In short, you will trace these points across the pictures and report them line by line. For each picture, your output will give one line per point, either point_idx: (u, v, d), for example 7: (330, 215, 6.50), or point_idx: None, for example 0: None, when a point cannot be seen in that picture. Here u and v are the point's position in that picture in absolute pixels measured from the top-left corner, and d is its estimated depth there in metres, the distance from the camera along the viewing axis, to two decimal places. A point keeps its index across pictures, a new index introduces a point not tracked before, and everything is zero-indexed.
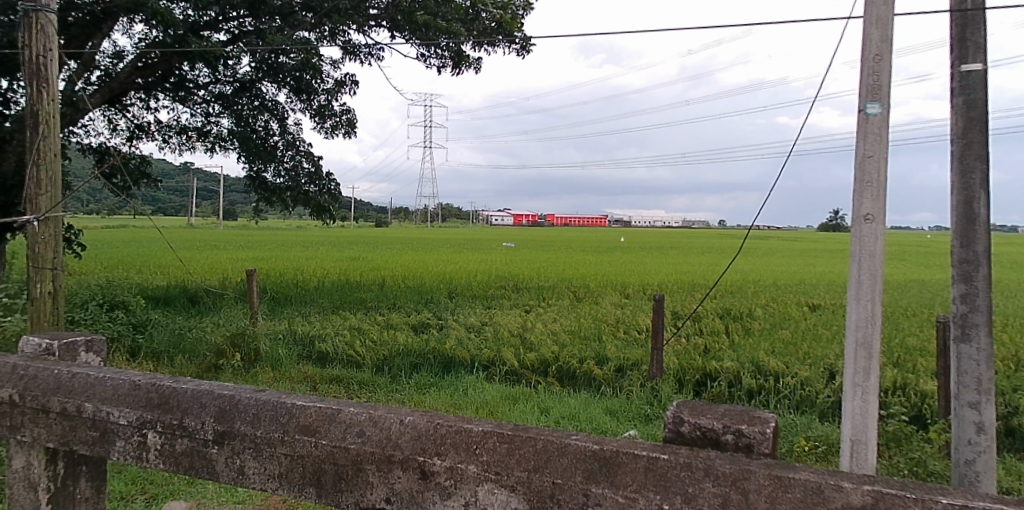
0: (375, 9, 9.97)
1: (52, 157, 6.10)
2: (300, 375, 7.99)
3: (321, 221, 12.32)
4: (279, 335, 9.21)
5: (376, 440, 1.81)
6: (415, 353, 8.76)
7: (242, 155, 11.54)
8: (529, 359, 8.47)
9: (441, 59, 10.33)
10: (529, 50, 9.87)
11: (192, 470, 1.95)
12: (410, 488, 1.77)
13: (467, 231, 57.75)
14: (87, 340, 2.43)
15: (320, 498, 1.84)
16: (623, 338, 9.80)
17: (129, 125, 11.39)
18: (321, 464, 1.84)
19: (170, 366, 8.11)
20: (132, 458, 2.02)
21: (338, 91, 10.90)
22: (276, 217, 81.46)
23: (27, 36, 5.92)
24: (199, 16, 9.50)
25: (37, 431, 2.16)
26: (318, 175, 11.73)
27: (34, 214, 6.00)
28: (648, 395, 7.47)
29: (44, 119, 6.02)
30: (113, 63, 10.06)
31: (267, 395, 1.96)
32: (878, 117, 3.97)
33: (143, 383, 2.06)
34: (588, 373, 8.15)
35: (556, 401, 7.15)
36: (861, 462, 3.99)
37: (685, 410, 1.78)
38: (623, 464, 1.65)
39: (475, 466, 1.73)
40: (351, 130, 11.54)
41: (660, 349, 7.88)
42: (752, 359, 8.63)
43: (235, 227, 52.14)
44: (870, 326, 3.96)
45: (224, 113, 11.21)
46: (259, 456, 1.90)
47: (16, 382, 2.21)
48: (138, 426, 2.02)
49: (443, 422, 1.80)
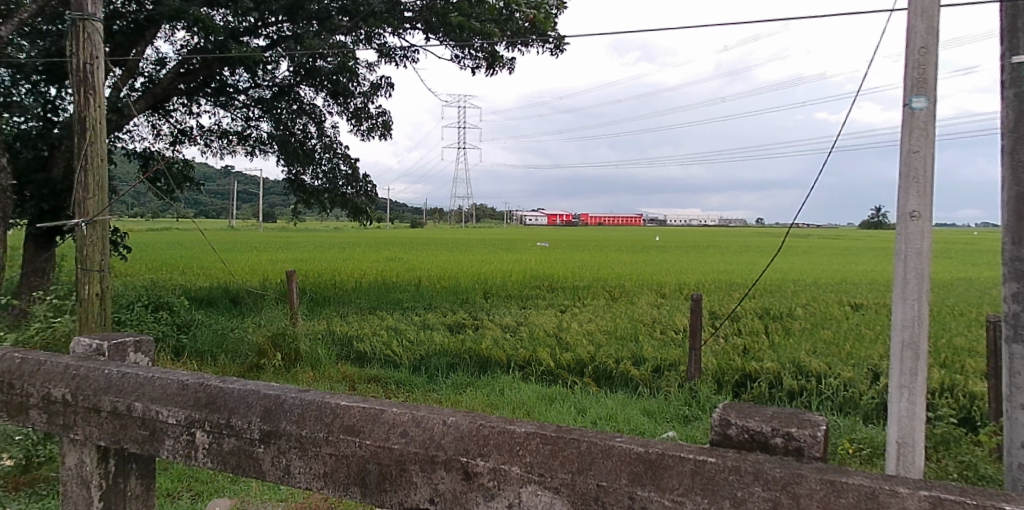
0: (410, 11, 10.05)
1: (99, 162, 6.26)
2: (339, 375, 8.09)
3: (358, 222, 12.39)
4: (318, 334, 9.34)
5: (419, 441, 1.82)
6: (452, 353, 8.81)
7: (281, 158, 11.72)
8: (565, 359, 8.45)
9: (474, 60, 10.38)
10: (563, 49, 9.87)
11: (239, 469, 1.98)
12: (454, 488, 1.77)
13: (501, 232, 57.87)
14: (135, 341, 2.48)
15: (365, 498, 1.85)
16: (660, 338, 9.71)
17: (171, 130, 11.68)
18: (366, 464, 1.85)
19: (214, 365, 8.29)
20: (181, 456, 2.06)
21: (374, 94, 11.03)
22: (314, 219, 82.71)
23: (74, 44, 6.10)
24: (239, 22, 9.69)
25: (89, 430, 2.21)
26: (355, 178, 11.87)
27: (82, 217, 6.17)
28: (686, 396, 7.39)
29: (91, 126, 6.19)
30: (156, 69, 10.32)
31: (312, 396, 1.98)
32: (924, 111, 3.86)
33: (191, 383, 2.10)
34: (625, 373, 8.10)
35: (593, 401, 7.12)
36: (908, 465, 3.89)
37: (733, 412, 1.75)
38: (669, 467, 1.63)
39: (518, 468, 1.72)
40: (387, 133, 11.65)
41: (699, 349, 7.78)
42: (794, 359, 8.48)
43: (274, 229, 53.19)
44: (917, 325, 3.85)
45: (264, 117, 11.41)
46: (305, 455, 1.91)
47: (68, 382, 2.25)
48: (187, 425, 2.05)
49: (486, 423, 1.80)
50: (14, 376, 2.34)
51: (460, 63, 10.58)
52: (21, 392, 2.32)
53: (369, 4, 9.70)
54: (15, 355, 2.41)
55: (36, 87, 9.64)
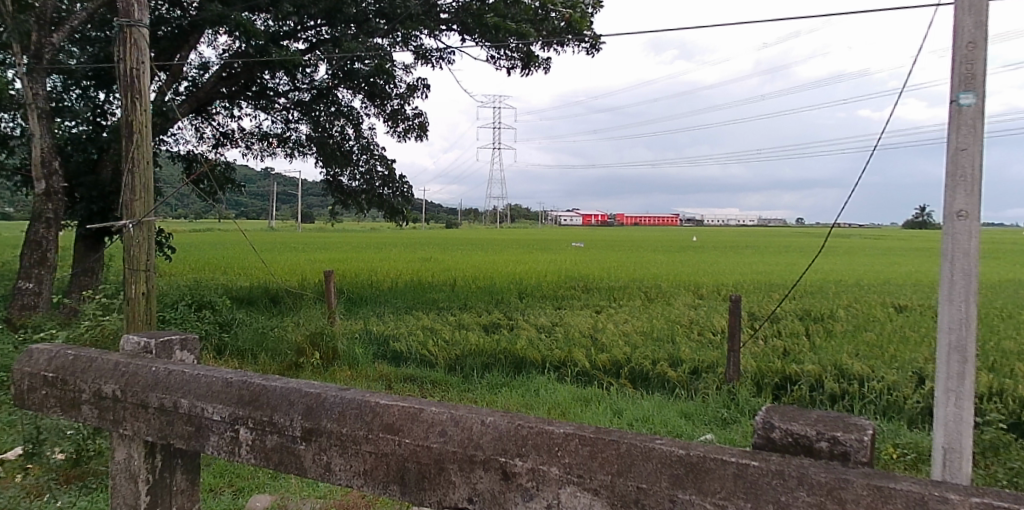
0: (446, 13, 10.12)
1: (145, 164, 6.43)
2: (376, 374, 8.18)
3: (394, 222, 12.44)
4: (355, 334, 9.45)
5: (458, 440, 1.82)
6: (487, 353, 8.83)
7: (319, 159, 11.91)
8: (601, 360, 8.41)
9: (510, 61, 10.39)
10: (599, 48, 9.84)
11: (282, 466, 2.01)
12: (492, 488, 1.77)
13: (536, 233, 57.80)
14: (181, 339, 2.54)
15: (405, 496, 1.86)
16: (698, 340, 9.59)
17: (214, 133, 11.94)
18: (405, 463, 1.86)
19: (254, 364, 8.44)
20: (225, 452, 2.10)
21: (410, 95, 11.13)
22: (351, 219, 83.73)
23: (122, 50, 6.28)
24: (279, 27, 9.86)
25: (138, 425, 2.26)
26: (392, 179, 11.98)
27: (129, 218, 6.34)
28: (724, 398, 7.30)
29: (138, 129, 6.35)
30: (200, 73, 10.56)
31: (352, 394, 2.00)
32: (972, 108, 3.74)
33: (235, 381, 2.13)
34: (662, 375, 8.03)
35: (629, 403, 7.08)
36: (955, 472, 3.78)
37: (776, 415, 1.71)
38: (711, 470, 1.60)
39: (557, 469, 1.72)
40: (423, 134, 11.74)
41: (738, 351, 7.68)
42: (835, 361, 8.30)
43: (312, 229, 54.00)
44: (965, 328, 3.73)
45: (303, 119, 11.60)
46: (345, 453, 1.94)
47: (119, 378, 2.30)
48: (231, 422, 2.09)
49: (524, 423, 1.80)
50: (66, 372, 2.41)
51: (496, 64, 10.61)
52: (74, 388, 2.38)
53: (405, 7, 9.78)
54: (68, 351, 2.47)
55: (85, 92, 10.06)
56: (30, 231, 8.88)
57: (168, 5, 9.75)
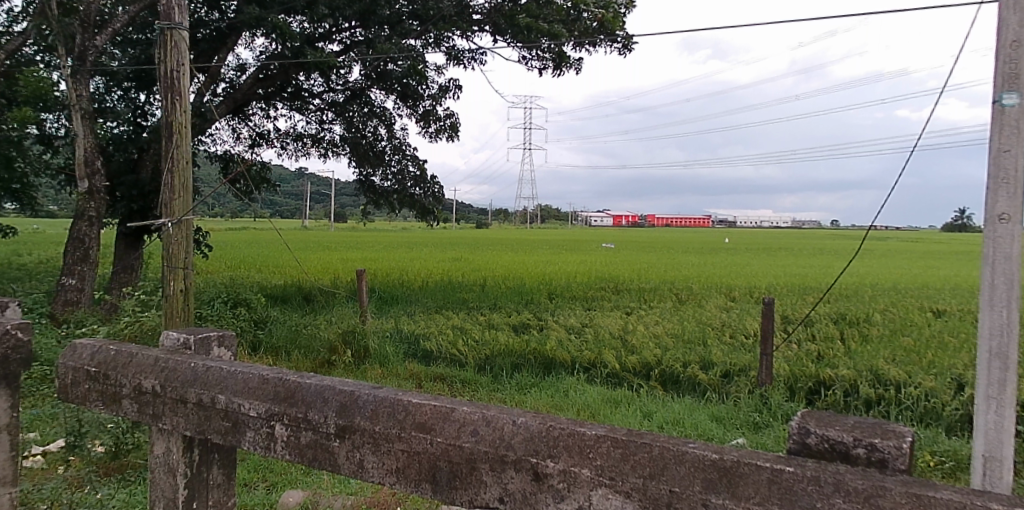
0: (479, 14, 10.16)
1: (184, 165, 6.57)
2: (406, 372, 8.27)
3: (425, 222, 12.51)
4: (386, 332, 9.54)
5: (489, 440, 1.80)
6: (516, 353, 8.85)
7: (352, 159, 12.09)
8: (631, 362, 8.38)
9: (542, 61, 10.40)
10: (631, 47, 9.78)
11: (316, 462, 2.01)
12: (524, 488, 1.75)
13: (566, 234, 57.67)
14: (218, 335, 2.57)
15: (437, 495, 1.85)
16: (730, 343, 9.47)
17: (250, 134, 12.17)
18: (437, 461, 1.85)
19: (288, 361, 8.57)
20: (261, 448, 2.10)
21: (442, 96, 11.19)
22: (381, 219, 84.42)
23: (163, 52, 6.43)
24: (315, 29, 10.01)
25: (176, 420, 2.28)
26: (423, 179, 12.05)
27: (169, 217, 6.50)
28: (757, 402, 7.22)
29: (178, 129, 6.49)
30: (237, 75, 10.76)
31: (385, 392, 2.00)
32: (1016, 108, 3.64)
33: (271, 378, 2.14)
34: (693, 378, 7.96)
35: (659, 405, 7.04)
36: (994, 481, 3.68)
37: (812, 421, 1.67)
38: (746, 475, 1.57)
39: (589, 471, 1.69)
40: (454, 134, 11.80)
41: (770, 355, 7.59)
42: (871, 366, 8.14)
43: (344, 229, 54.61)
44: (1007, 334, 3.63)
45: (336, 120, 11.77)
46: (378, 451, 1.93)
47: (158, 373, 2.33)
48: (267, 418, 2.09)
49: (556, 424, 1.77)
50: (107, 367, 2.44)
51: (528, 64, 10.62)
52: (115, 382, 2.41)
53: (439, 8, 9.85)
54: (110, 346, 2.50)
55: (126, 93, 10.32)
56: (73, 229, 9.13)
57: (207, 8, 9.95)
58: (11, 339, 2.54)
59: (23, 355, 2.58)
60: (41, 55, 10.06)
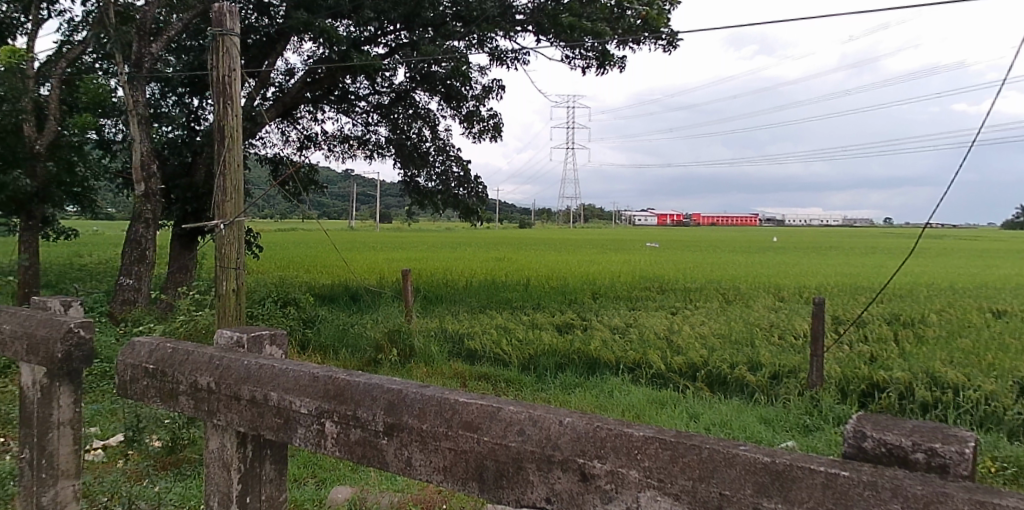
0: (522, 15, 10.18)
1: (236, 167, 6.74)
2: (451, 371, 8.33)
3: (469, 222, 12.54)
4: (431, 331, 9.63)
5: (536, 439, 1.65)
6: (561, 353, 8.84)
7: (397, 160, 12.28)
8: (677, 362, 8.28)
9: (585, 60, 10.35)
10: (676, 44, 9.68)
11: (365, 460, 1.87)
12: (571, 489, 1.59)
13: (609, 234, 57.36)
14: (271, 333, 2.43)
15: (483, 494, 1.70)
16: (778, 344, 9.27)
17: (299, 137, 12.42)
18: (483, 460, 1.70)
19: (336, 359, 8.71)
20: (312, 445, 1.97)
21: (485, 97, 11.25)
22: (425, 219, 85.23)
23: (216, 58, 6.61)
24: (360, 32, 10.16)
25: (230, 416, 2.16)
26: (467, 179, 12.12)
27: (222, 218, 6.68)
28: (807, 405, 7.06)
29: (230, 133, 6.67)
30: (286, 79, 11.01)
31: (432, 390, 1.85)
32: None
33: (321, 375, 2.01)
34: (741, 379, 7.83)
35: (706, 407, 6.94)
36: None
37: (868, 424, 1.53)
38: (799, 479, 1.43)
39: (636, 472, 1.54)
40: (498, 134, 11.85)
41: (821, 356, 7.44)
42: (927, 369, 7.88)
43: (390, 229, 55.38)
44: None
45: (382, 122, 11.93)
46: (425, 449, 1.78)
47: (213, 370, 2.23)
48: (317, 415, 1.96)
49: (603, 424, 1.62)
50: (165, 364, 2.37)
51: (570, 63, 10.60)
52: (172, 379, 2.34)
53: (482, 9, 9.90)
54: (168, 344, 2.44)
55: (180, 99, 10.65)
56: (131, 230, 9.46)
57: (257, 14, 10.20)
58: (74, 337, 2.61)
59: (85, 351, 2.66)
60: (99, 63, 10.44)
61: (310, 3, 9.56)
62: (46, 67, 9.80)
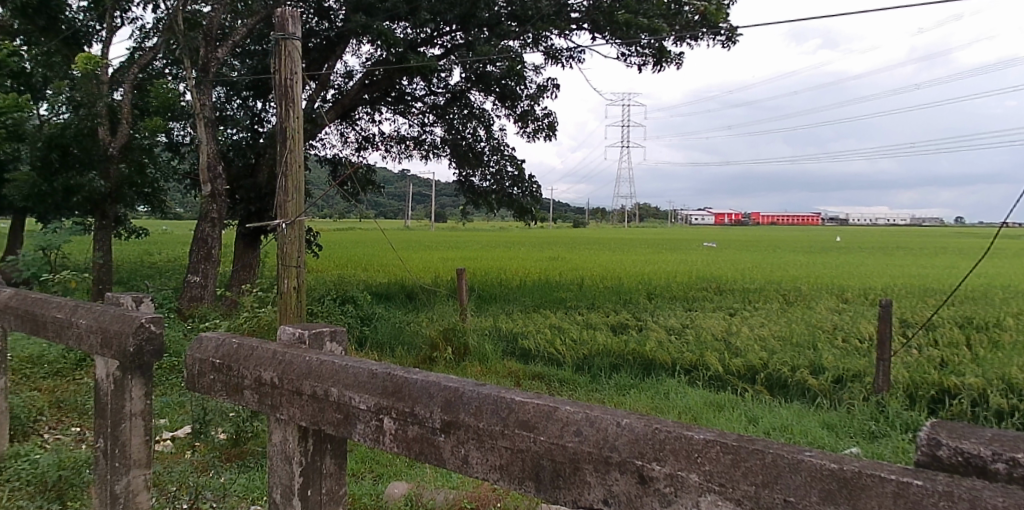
0: (577, 13, 10.15)
1: (297, 168, 6.92)
2: (505, 370, 8.37)
3: (523, 221, 12.53)
4: (485, 330, 9.67)
5: (594, 440, 1.62)
6: (615, 354, 8.77)
7: (452, 160, 12.39)
8: (735, 365, 8.11)
9: (641, 57, 10.24)
10: (735, 40, 9.49)
11: (423, 456, 1.88)
12: (628, 491, 1.57)
13: (664, 234, 56.56)
14: (331, 330, 2.46)
15: (539, 494, 1.68)
16: (842, 347, 8.97)
17: (357, 138, 12.67)
18: (540, 459, 1.69)
19: (392, 356, 8.84)
20: (371, 442, 1.99)
21: (540, 96, 11.24)
22: (480, 218, 85.80)
23: (279, 61, 6.79)
24: (417, 34, 10.30)
25: (293, 411, 2.21)
26: (521, 178, 12.14)
27: (283, 218, 6.86)
28: (873, 411, 6.83)
29: (291, 135, 6.84)
30: (345, 82, 11.25)
31: (489, 389, 1.84)
32: None
33: (380, 372, 2.03)
34: (802, 383, 7.61)
35: (766, 410, 6.79)
36: None
37: (943, 431, 1.45)
38: (868, 487, 1.37)
39: (697, 476, 1.50)
40: (552, 133, 11.84)
41: (888, 360, 7.18)
42: (1003, 375, 7.51)
43: (444, 229, 56.07)
44: None
45: (437, 122, 12.08)
46: (482, 447, 1.78)
47: (277, 365, 2.29)
48: (375, 411, 1.99)
49: (662, 427, 1.58)
50: (231, 359, 2.44)
51: (626, 60, 10.50)
52: (237, 373, 2.41)
53: (537, 8, 9.91)
54: (233, 339, 2.52)
55: (245, 102, 11.01)
56: (198, 229, 9.80)
57: (317, 18, 10.45)
58: (145, 332, 2.72)
59: (155, 347, 2.76)
60: (169, 68, 10.88)
61: (368, 6, 9.73)
62: (119, 73, 10.27)
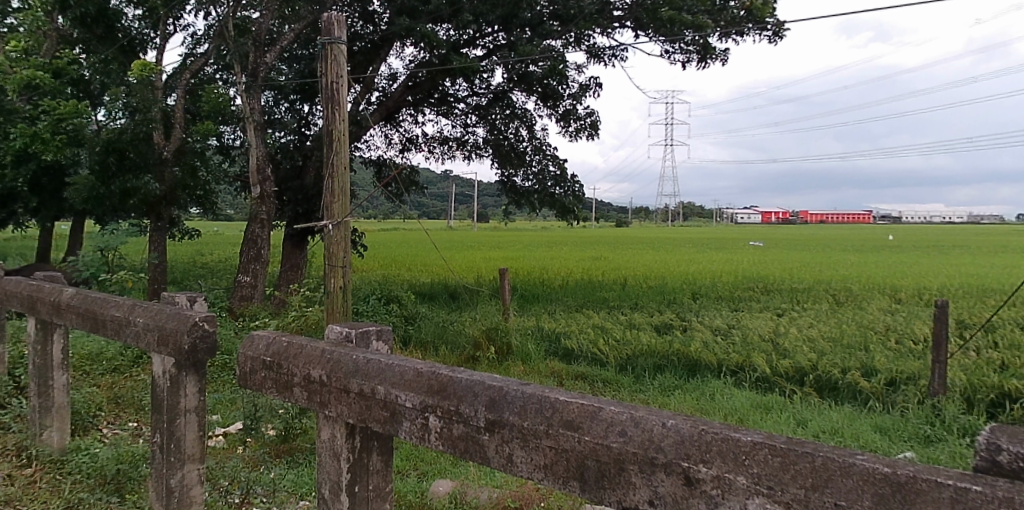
0: (620, 11, 10.08)
1: (343, 170, 7.03)
2: (548, 370, 8.37)
3: (566, 221, 12.50)
4: (528, 330, 9.68)
5: (639, 440, 1.62)
6: (659, 354, 8.69)
7: (495, 160, 12.43)
8: (784, 366, 7.95)
9: (686, 54, 10.12)
10: (782, 35, 9.30)
11: (468, 455, 1.90)
12: (674, 492, 1.55)
13: (708, 234, 55.70)
14: (378, 329, 2.48)
15: (584, 493, 1.68)
16: (895, 349, 8.71)
17: (401, 139, 12.82)
18: (584, 460, 1.68)
19: (436, 355, 8.93)
20: (416, 440, 2.02)
21: (583, 95, 11.21)
22: (522, 218, 85.87)
23: (325, 65, 6.91)
24: (460, 36, 10.37)
25: (341, 408, 2.25)
26: (564, 178, 12.13)
27: (330, 219, 6.98)
28: (928, 414, 6.63)
29: (337, 137, 6.96)
30: (389, 84, 11.40)
31: (533, 388, 1.85)
32: None
33: (426, 371, 2.05)
34: (853, 385, 7.43)
35: (815, 413, 6.64)
36: None
37: (1004, 435, 1.40)
38: (923, 492, 1.33)
39: (744, 478, 1.48)
40: (594, 133, 11.79)
41: (944, 361, 6.95)
42: None
43: (486, 229, 56.32)
44: None
45: (480, 123, 12.14)
46: (527, 446, 1.78)
47: (325, 364, 2.33)
48: (421, 409, 2.01)
49: (708, 428, 1.56)
50: (282, 357, 2.50)
51: (670, 57, 10.39)
52: (288, 371, 2.46)
53: (580, 7, 9.88)
54: (283, 338, 2.57)
55: (292, 105, 11.26)
56: (247, 230, 10.04)
57: (362, 22, 10.61)
58: (199, 330, 2.81)
59: (208, 344, 2.85)
60: (219, 74, 11.19)
61: (412, 9, 9.83)
62: (173, 79, 10.60)
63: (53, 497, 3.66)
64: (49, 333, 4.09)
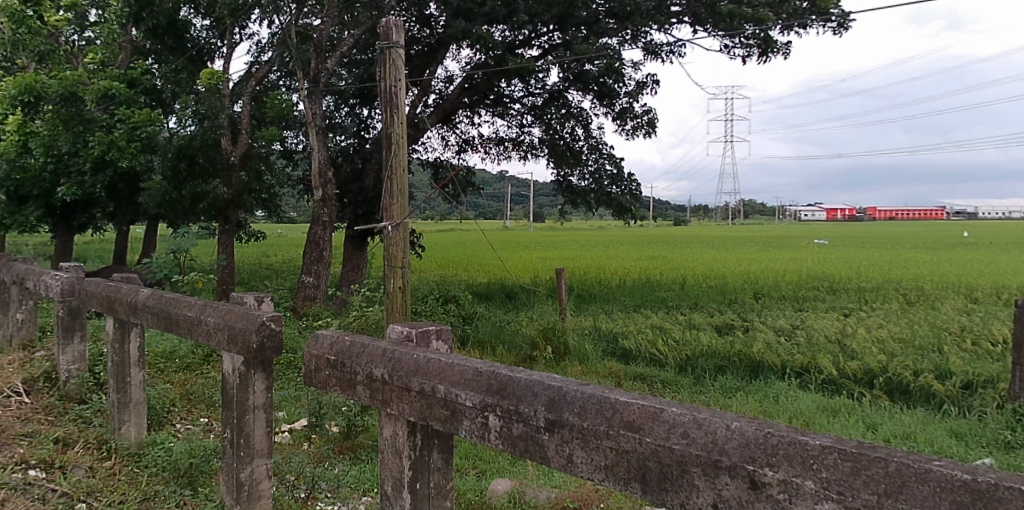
0: (678, 6, 9.93)
1: (402, 172, 7.15)
2: (605, 370, 8.31)
3: (623, 220, 12.40)
4: (585, 330, 9.65)
5: (702, 443, 1.59)
6: (720, 354, 8.53)
7: (550, 160, 12.41)
8: (851, 368, 7.69)
9: (746, 48, 9.91)
10: (847, 25, 9.03)
11: (528, 454, 1.90)
12: (740, 496, 1.52)
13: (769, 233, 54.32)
14: (438, 329, 2.49)
15: (646, 495, 1.67)
16: (972, 351, 8.31)
17: (457, 141, 12.95)
18: (646, 461, 1.67)
19: (493, 355, 8.99)
20: (476, 438, 2.03)
21: (639, 92, 11.10)
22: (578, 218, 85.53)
23: (384, 69, 7.04)
24: (515, 36, 10.40)
25: (402, 406, 2.29)
26: (621, 177, 12.04)
27: (389, 220, 7.10)
28: (1008, 419, 6.31)
29: (396, 140, 7.09)
30: (446, 86, 11.53)
31: (593, 389, 1.84)
32: None
33: (485, 370, 2.06)
34: (926, 388, 7.13)
35: (885, 417, 6.40)
36: None
37: None
38: (1006, 500, 1.27)
39: (813, 483, 1.44)
40: (651, 130, 11.65)
41: None
42: None
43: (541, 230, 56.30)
44: None
45: (535, 123, 12.15)
46: (587, 447, 1.78)
47: (387, 362, 2.37)
48: (481, 408, 2.02)
49: (774, 432, 1.53)
50: (345, 356, 2.55)
51: (730, 52, 10.18)
52: (351, 370, 2.52)
53: (636, 3, 9.78)
54: (346, 337, 2.63)
55: (352, 110, 11.50)
56: (310, 232, 10.30)
57: (419, 26, 10.76)
58: (267, 329, 2.90)
59: (275, 343, 2.94)
60: (283, 80, 11.53)
61: (468, 12, 9.91)
62: (239, 86, 10.97)
63: (132, 489, 3.83)
64: (126, 331, 4.29)
